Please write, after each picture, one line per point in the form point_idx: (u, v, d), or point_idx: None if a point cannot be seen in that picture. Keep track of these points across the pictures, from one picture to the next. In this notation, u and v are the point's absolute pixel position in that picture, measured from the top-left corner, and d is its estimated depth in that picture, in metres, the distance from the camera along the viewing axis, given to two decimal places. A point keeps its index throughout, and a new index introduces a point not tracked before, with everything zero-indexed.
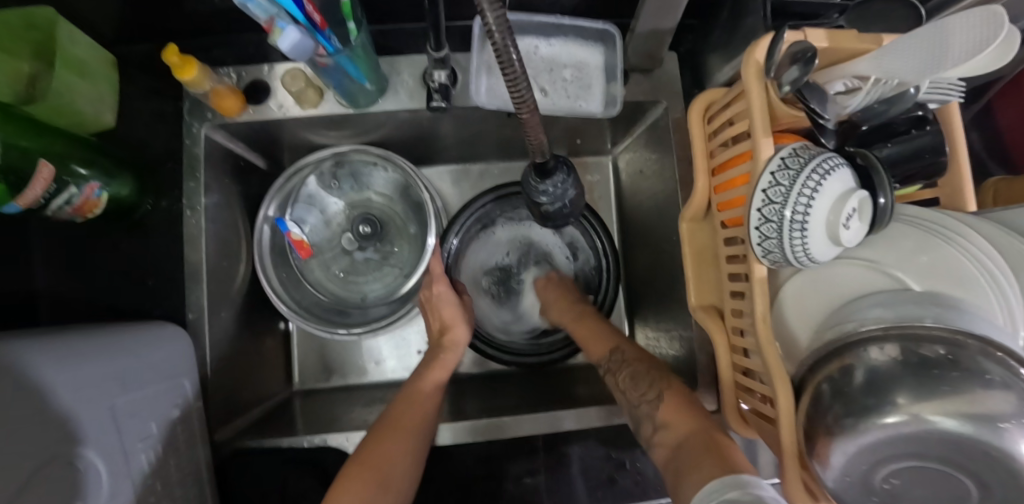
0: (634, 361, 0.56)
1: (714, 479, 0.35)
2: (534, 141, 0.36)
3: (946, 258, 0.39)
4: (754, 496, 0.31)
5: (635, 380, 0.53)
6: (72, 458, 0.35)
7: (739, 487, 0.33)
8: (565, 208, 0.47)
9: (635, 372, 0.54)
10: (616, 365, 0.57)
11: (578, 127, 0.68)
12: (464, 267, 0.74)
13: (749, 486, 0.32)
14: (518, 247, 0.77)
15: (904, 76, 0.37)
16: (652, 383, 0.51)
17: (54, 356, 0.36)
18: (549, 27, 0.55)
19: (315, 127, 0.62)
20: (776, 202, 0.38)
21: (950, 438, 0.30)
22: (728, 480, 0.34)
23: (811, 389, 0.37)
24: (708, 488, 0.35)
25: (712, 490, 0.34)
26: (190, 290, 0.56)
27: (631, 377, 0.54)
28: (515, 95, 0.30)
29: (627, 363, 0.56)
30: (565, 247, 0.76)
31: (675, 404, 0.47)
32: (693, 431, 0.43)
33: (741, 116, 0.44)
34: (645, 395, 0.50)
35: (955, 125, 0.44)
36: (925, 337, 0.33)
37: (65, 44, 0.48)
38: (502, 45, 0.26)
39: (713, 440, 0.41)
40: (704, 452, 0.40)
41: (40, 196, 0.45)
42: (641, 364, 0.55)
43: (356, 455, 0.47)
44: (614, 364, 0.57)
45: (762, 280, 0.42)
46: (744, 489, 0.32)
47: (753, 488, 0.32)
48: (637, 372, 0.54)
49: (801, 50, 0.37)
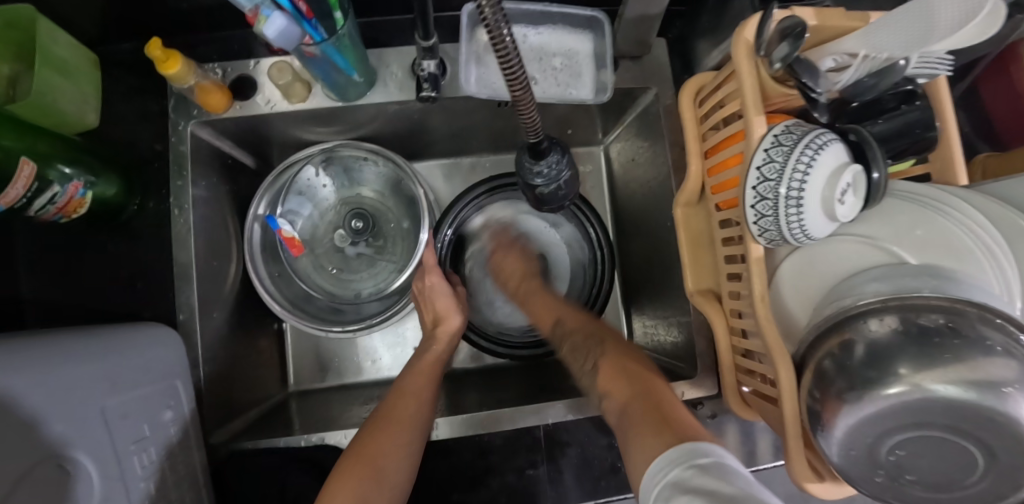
0: (578, 331, 0.58)
1: (662, 454, 0.30)
2: (527, 120, 0.35)
3: (940, 230, 0.40)
4: (699, 468, 0.27)
5: (578, 351, 0.55)
6: (64, 460, 0.34)
7: (684, 461, 0.28)
8: (561, 190, 0.47)
9: (575, 345, 0.56)
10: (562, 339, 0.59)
11: (568, 117, 0.68)
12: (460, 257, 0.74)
13: (694, 458, 0.28)
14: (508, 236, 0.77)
15: (894, 50, 0.37)
16: (593, 354, 0.53)
17: (39, 359, 0.35)
18: (537, 15, 0.55)
19: (303, 123, 0.62)
20: (771, 179, 0.38)
21: (954, 405, 0.30)
22: (674, 454, 0.29)
23: (812, 365, 0.37)
24: (656, 467, 0.30)
25: (659, 470, 0.29)
26: (181, 291, 0.55)
27: (576, 350, 0.56)
28: (506, 71, 0.29)
29: (570, 335, 0.58)
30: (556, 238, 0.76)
31: (612, 371, 0.47)
32: (637, 391, 0.41)
33: (731, 98, 0.44)
34: (586, 364, 0.52)
35: (944, 99, 0.44)
36: (924, 306, 0.33)
37: (47, 43, 0.47)
38: (494, 23, 0.25)
39: (655, 400, 0.39)
40: (651, 414, 0.37)
41: (21, 195, 0.44)
42: (581, 334, 0.57)
43: (353, 448, 0.46)
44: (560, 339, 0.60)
45: (760, 259, 0.41)
46: (690, 464, 0.28)
47: (696, 459, 0.28)
48: (579, 344, 0.56)
49: (791, 24, 0.36)
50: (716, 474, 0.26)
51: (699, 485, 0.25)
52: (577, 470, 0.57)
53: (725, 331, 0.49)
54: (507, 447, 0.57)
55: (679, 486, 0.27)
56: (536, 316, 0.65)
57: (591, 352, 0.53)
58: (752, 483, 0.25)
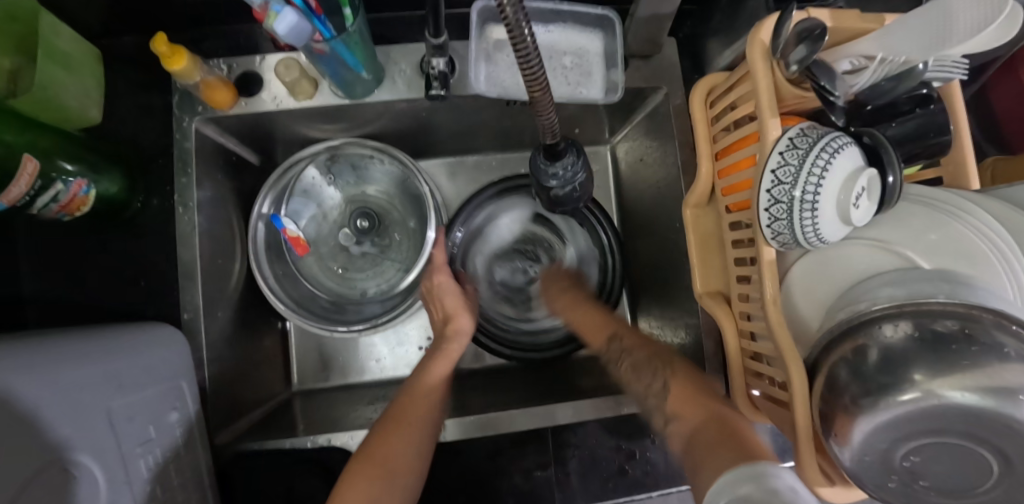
0: (638, 350, 0.56)
1: (727, 471, 0.34)
2: (545, 121, 0.35)
3: (954, 234, 0.39)
4: (771, 490, 0.30)
5: (640, 367, 0.54)
6: (68, 464, 0.33)
7: (755, 479, 0.31)
8: (575, 193, 0.46)
9: (638, 363, 0.54)
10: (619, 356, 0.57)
11: (576, 116, 0.67)
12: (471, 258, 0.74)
13: (765, 477, 0.31)
14: (518, 237, 0.77)
15: (910, 53, 0.36)
16: (659, 375, 0.51)
17: (42, 363, 0.34)
18: (548, 13, 0.54)
19: (309, 120, 0.61)
20: (786, 182, 0.38)
21: (970, 412, 0.30)
22: (742, 472, 0.33)
23: (825, 370, 0.37)
24: (720, 484, 0.33)
25: (724, 484, 0.33)
26: (185, 290, 0.54)
27: (637, 366, 0.54)
28: (526, 71, 0.29)
29: (628, 353, 0.57)
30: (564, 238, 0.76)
31: (684, 394, 0.46)
32: (704, 418, 0.42)
33: (744, 100, 0.44)
34: (652, 386, 0.51)
35: (958, 104, 0.44)
36: (939, 312, 0.33)
37: (50, 36, 0.46)
38: (515, 23, 0.25)
39: (728, 428, 0.41)
40: (718, 440, 0.39)
41: (24, 193, 0.43)
42: (641, 351, 0.56)
43: (361, 452, 0.46)
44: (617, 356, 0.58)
45: (771, 262, 0.41)
46: (760, 482, 0.31)
47: (769, 479, 0.31)
48: (640, 362, 0.54)
49: (810, 27, 0.36)
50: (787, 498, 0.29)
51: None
52: (583, 472, 0.56)
53: (733, 334, 0.49)
54: (513, 448, 0.57)
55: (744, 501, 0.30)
56: (583, 328, 0.63)
57: (655, 372, 0.51)
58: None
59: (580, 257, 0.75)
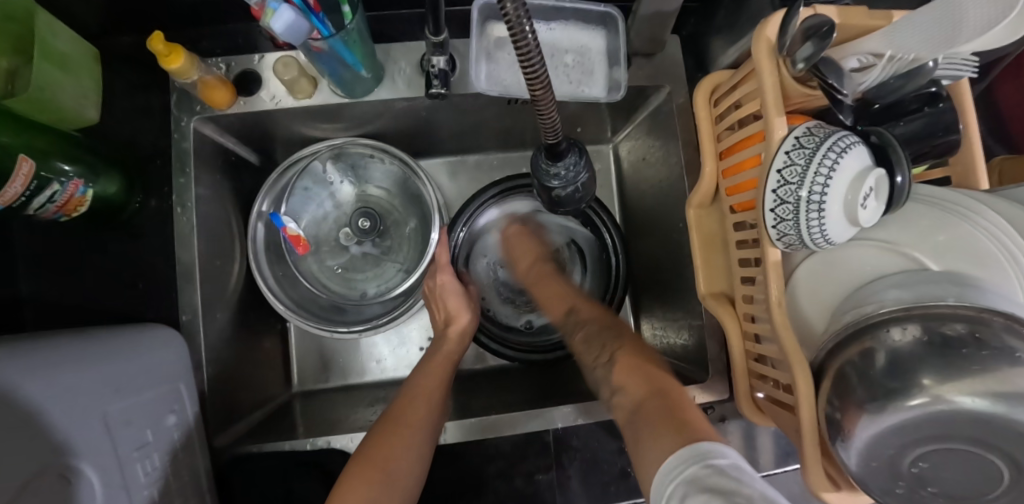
0: (590, 322, 0.62)
1: (675, 453, 0.33)
2: (546, 121, 0.34)
3: (963, 235, 0.39)
4: (714, 468, 0.29)
5: (592, 339, 0.59)
6: (65, 469, 0.33)
7: (699, 460, 0.31)
8: (577, 193, 0.46)
9: (590, 334, 0.60)
10: (574, 327, 0.63)
11: (577, 115, 0.67)
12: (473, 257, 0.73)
13: (709, 458, 0.30)
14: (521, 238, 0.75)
15: (921, 51, 0.35)
16: (605, 343, 0.57)
17: (39, 366, 0.34)
18: (549, 11, 0.54)
19: (308, 119, 0.60)
20: (792, 182, 0.37)
21: (981, 418, 0.30)
22: (688, 453, 0.32)
23: (831, 374, 0.36)
24: (671, 463, 0.33)
25: (673, 467, 0.32)
26: (183, 291, 0.54)
27: (587, 339, 0.60)
28: (527, 70, 0.28)
29: (582, 324, 0.62)
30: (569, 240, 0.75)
31: (626, 365, 0.51)
32: (648, 392, 0.45)
33: (749, 98, 0.43)
34: (600, 357, 0.56)
35: (966, 102, 0.43)
36: (948, 315, 0.32)
37: (46, 35, 0.46)
38: (516, 19, 0.24)
39: (668, 400, 0.43)
40: (666, 415, 0.40)
41: (20, 193, 0.43)
42: (594, 325, 0.61)
43: (360, 455, 0.45)
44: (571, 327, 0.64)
45: (777, 263, 0.40)
46: (704, 463, 0.30)
47: (712, 459, 0.30)
48: (591, 334, 0.60)
49: (817, 23, 0.35)
50: (734, 477, 0.28)
51: (714, 485, 0.28)
52: (584, 476, 0.56)
53: (737, 336, 0.48)
54: (514, 451, 0.57)
55: (694, 482, 0.29)
56: (543, 300, 0.68)
57: (604, 343, 0.57)
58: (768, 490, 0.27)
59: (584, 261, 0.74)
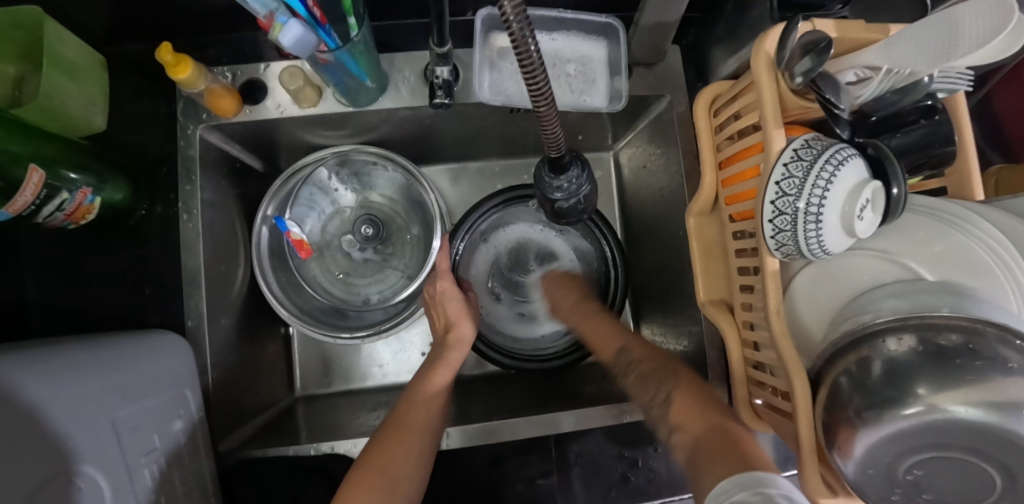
0: (639, 361, 0.56)
1: (727, 476, 0.34)
2: (549, 135, 0.35)
3: (957, 245, 0.40)
4: (766, 497, 0.30)
5: (647, 381, 0.53)
6: (73, 475, 0.33)
7: (751, 487, 0.32)
8: (580, 204, 0.46)
9: (644, 374, 0.54)
10: (628, 367, 0.57)
11: (579, 123, 0.67)
12: (471, 265, 0.74)
13: (761, 486, 0.31)
14: (518, 248, 0.77)
15: (914, 66, 0.36)
16: (663, 386, 0.51)
17: (48, 373, 0.34)
18: (552, 21, 0.55)
19: (312, 126, 0.61)
20: (790, 194, 0.38)
21: (974, 427, 0.30)
22: (739, 479, 0.33)
23: (828, 382, 0.37)
24: (721, 487, 0.34)
25: (723, 490, 0.33)
26: (189, 297, 0.54)
27: (642, 379, 0.54)
28: (531, 86, 0.29)
29: (636, 364, 0.56)
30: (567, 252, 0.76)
31: (687, 403, 0.46)
32: (710, 428, 0.42)
33: (748, 109, 0.44)
34: (656, 397, 0.50)
35: (962, 113, 0.44)
36: (941, 325, 0.33)
37: (55, 45, 0.46)
38: (520, 36, 0.25)
39: (730, 441, 0.39)
40: (725, 449, 0.38)
41: (29, 202, 0.44)
42: (649, 364, 0.55)
43: (362, 461, 0.46)
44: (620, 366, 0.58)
45: (775, 272, 0.41)
46: (755, 490, 0.31)
47: (763, 488, 0.31)
48: (647, 374, 0.54)
49: (815, 39, 0.36)
50: None
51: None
52: (585, 481, 0.56)
53: (736, 343, 0.49)
54: (517, 456, 0.57)
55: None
56: (592, 339, 0.63)
57: (661, 385, 0.51)
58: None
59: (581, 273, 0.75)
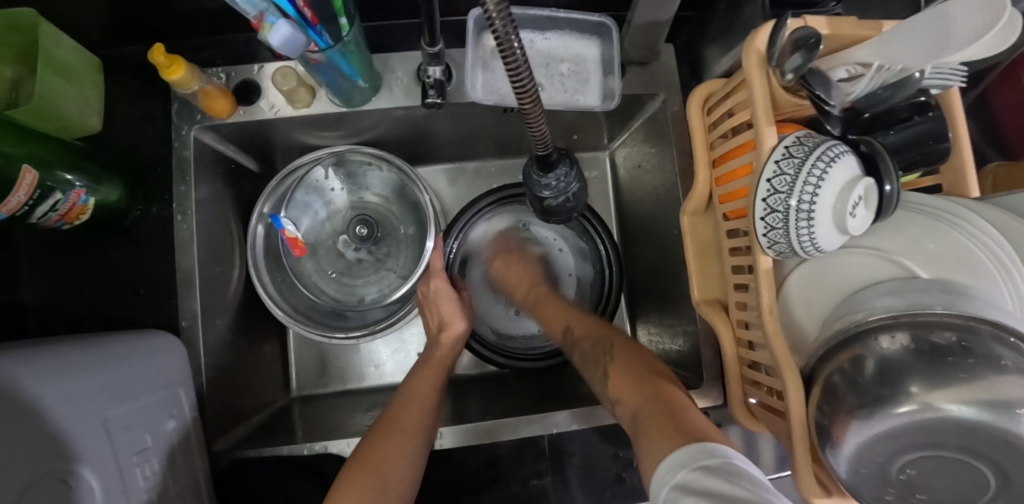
0: (583, 338, 0.57)
1: (669, 455, 0.34)
2: (536, 132, 0.35)
3: (952, 243, 0.39)
4: (704, 470, 0.30)
5: (590, 358, 0.54)
6: (66, 474, 0.33)
7: (688, 464, 0.32)
8: (569, 202, 0.46)
9: (585, 354, 0.55)
10: (573, 345, 0.58)
11: (574, 123, 0.67)
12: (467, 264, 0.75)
13: (696, 460, 0.31)
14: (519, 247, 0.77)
15: (908, 62, 0.36)
16: (601, 362, 0.52)
17: (41, 372, 0.35)
18: (545, 20, 0.55)
19: (308, 127, 0.61)
20: (782, 191, 0.38)
21: (967, 426, 0.30)
22: (678, 456, 0.33)
23: (821, 381, 0.37)
24: (663, 469, 0.33)
25: (665, 471, 0.33)
26: (184, 297, 0.55)
27: (586, 355, 0.55)
28: (516, 83, 0.29)
29: (578, 345, 0.57)
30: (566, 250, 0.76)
31: (622, 378, 0.47)
32: (646, 400, 0.43)
33: (741, 107, 0.44)
34: (596, 375, 0.52)
35: (957, 111, 0.44)
36: (936, 323, 0.33)
37: (50, 47, 0.47)
38: (504, 33, 0.24)
39: (668, 404, 0.41)
40: (661, 427, 0.38)
41: (23, 202, 0.44)
42: (589, 342, 0.56)
43: (354, 461, 0.46)
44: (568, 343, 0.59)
45: (768, 271, 0.40)
46: (692, 466, 0.31)
47: (699, 460, 0.31)
48: (587, 353, 0.55)
49: (806, 35, 0.36)
50: (722, 477, 0.29)
51: (708, 488, 0.29)
52: (579, 480, 0.56)
53: (730, 342, 0.48)
54: (511, 456, 0.57)
55: (687, 487, 0.30)
56: (544, 320, 0.64)
57: (600, 361, 0.52)
58: (760, 487, 0.28)
59: (578, 270, 0.75)
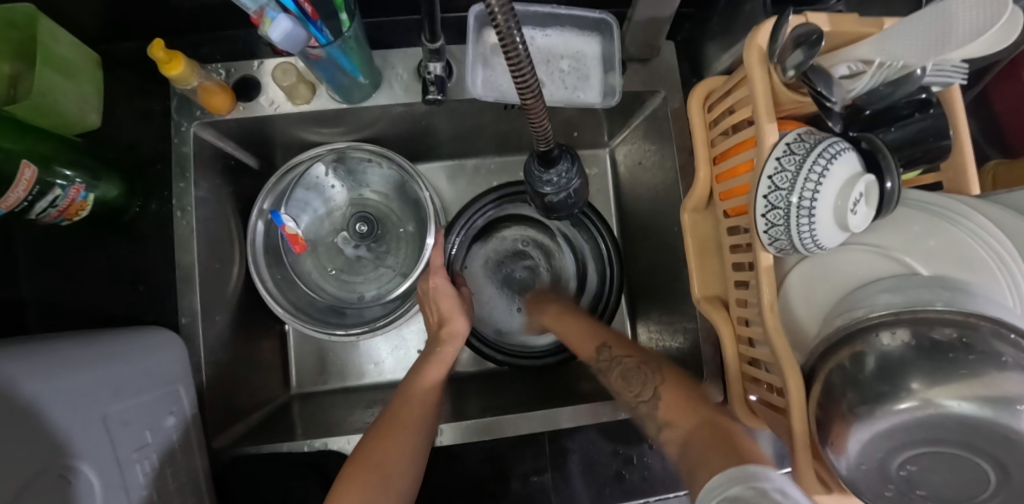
0: (622, 361, 0.55)
1: (719, 472, 0.34)
2: (537, 128, 0.35)
3: (952, 240, 0.39)
4: (757, 490, 0.29)
5: (632, 375, 0.52)
6: (65, 469, 0.33)
7: (744, 482, 0.31)
8: (570, 199, 0.46)
9: (628, 370, 0.53)
10: (610, 363, 0.56)
11: (574, 120, 0.67)
12: (468, 259, 0.75)
13: (754, 481, 0.30)
14: (521, 244, 0.77)
15: (908, 59, 0.36)
16: (648, 381, 0.50)
17: (41, 368, 0.35)
18: (545, 17, 0.55)
19: (308, 124, 0.61)
20: (783, 188, 0.38)
21: (967, 422, 0.30)
22: (735, 474, 0.32)
23: (821, 377, 0.37)
24: (716, 484, 0.33)
25: (716, 487, 0.32)
26: (183, 293, 0.55)
27: (628, 374, 0.53)
28: (518, 79, 0.28)
29: (617, 361, 0.55)
30: (566, 247, 0.76)
31: (676, 400, 0.47)
32: (700, 424, 0.42)
33: (742, 103, 0.44)
34: (641, 395, 0.50)
35: (958, 109, 0.44)
36: (936, 319, 0.33)
37: (48, 42, 0.47)
38: (506, 29, 0.24)
39: (723, 433, 0.40)
40: (712, 447, 0.38)
41: (22, 198, 0.44)
42: (631, 361, 0.54)
43: (356, 457, 0.46)
44: (603, 365, 0.56)
45: (769, 267, 0.40)
46: (747, 484, 0.30)
47: (757, 482, 0.30)
48: (629, 371, 0.53)
49: (806, 31, 0.36)
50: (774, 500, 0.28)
51: None
52: (579, 477, 0.56)
53: (731, 339, 0.48)
54: (511, 453, 0.57)
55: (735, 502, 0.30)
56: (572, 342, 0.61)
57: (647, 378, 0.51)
58: None
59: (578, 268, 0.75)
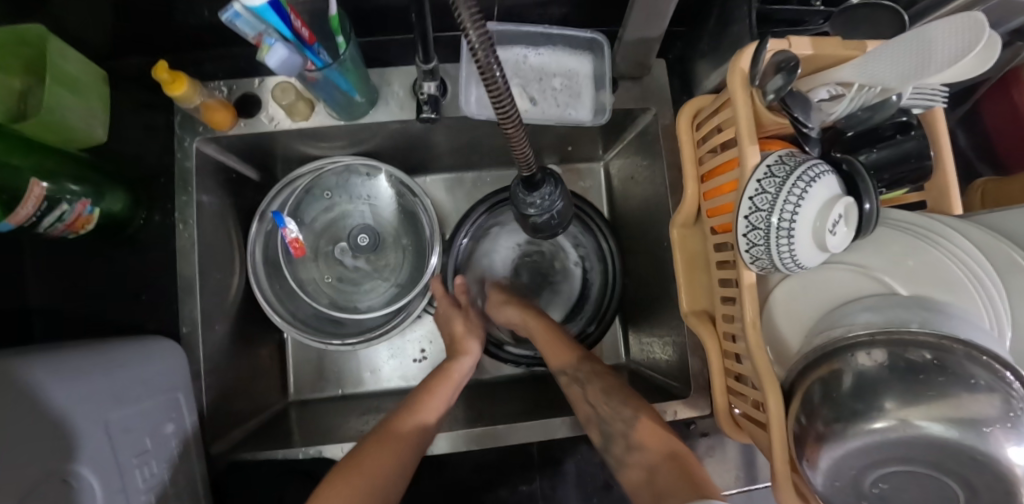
0: (601, 377, 0.57)
1: None
2: (520, 153, 0.36)
3: (930, 260, 0.40)
4: None
5: (608, 394, 0.54)
6: (67, 475, 0.35)
7: None
8: (553, 219, 0.47)
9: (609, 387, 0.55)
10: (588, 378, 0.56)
11: (568, 135, 0.69)
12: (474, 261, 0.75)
13: None
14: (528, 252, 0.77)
15: (887, 83, 0.37)
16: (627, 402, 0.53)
17: (47, 375, 0.36)
18: (537, 36, 0.56)
19: (306, 139, 0.63)
20: (763, 209, 0.38)
21: (936, 442, 0.31)
22: None
23: (801, 392, 0.37)
24: None
25: None
26: (185, 303, 0.56)
27: (606, 390, 0.55)
28: (499, 110, 0.30)
29: (592, 381, 0.56)
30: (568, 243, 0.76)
31: (653, 429, 0.49)
32: (666, 456, 0.46)
33: (728, 124, 0.44)
34: (620, 412, 0.52)
35: (939, 129, 0.45)
36: (913, 341, 0.33)
37: (58, 61, 0.49)
38: (486, 63, 0.26)
39: (686, 469, 0.44)
40: (679, 480, 0.42)
41: (31, 213, 0.46)
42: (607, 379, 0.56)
43: (348, 459, 0.48)
44: (584, 374, 0.57)
45: (751, 285, 0.42)
46: None
47: None
48: (609, 388, 0.55)
49: (786, 58, 0.37)
50: None
51: None
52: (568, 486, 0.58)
53: (717, 353, 0.49)
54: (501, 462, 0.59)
55: None
56: (544, 346, 0.62)
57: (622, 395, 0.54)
58: None
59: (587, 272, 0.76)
